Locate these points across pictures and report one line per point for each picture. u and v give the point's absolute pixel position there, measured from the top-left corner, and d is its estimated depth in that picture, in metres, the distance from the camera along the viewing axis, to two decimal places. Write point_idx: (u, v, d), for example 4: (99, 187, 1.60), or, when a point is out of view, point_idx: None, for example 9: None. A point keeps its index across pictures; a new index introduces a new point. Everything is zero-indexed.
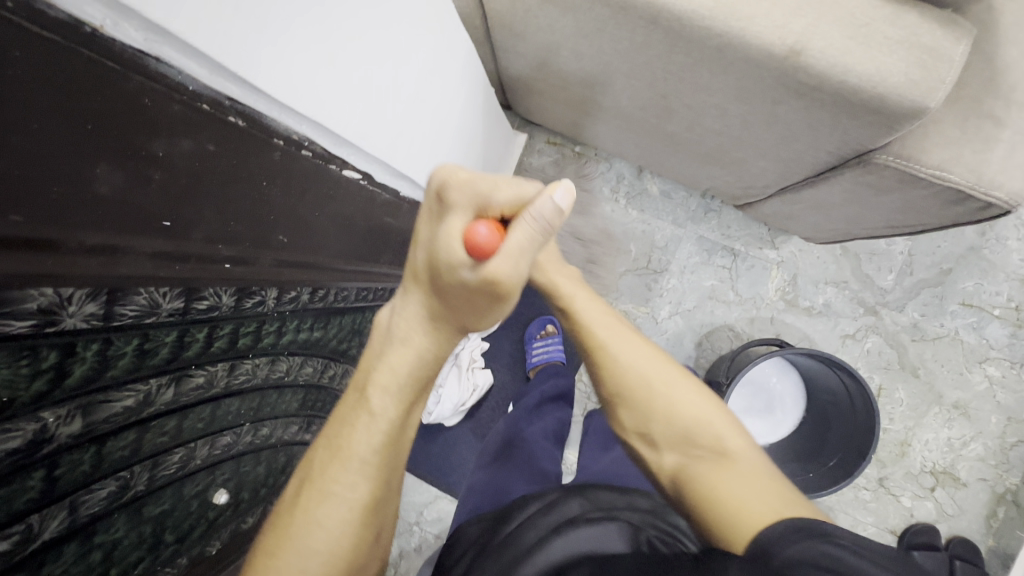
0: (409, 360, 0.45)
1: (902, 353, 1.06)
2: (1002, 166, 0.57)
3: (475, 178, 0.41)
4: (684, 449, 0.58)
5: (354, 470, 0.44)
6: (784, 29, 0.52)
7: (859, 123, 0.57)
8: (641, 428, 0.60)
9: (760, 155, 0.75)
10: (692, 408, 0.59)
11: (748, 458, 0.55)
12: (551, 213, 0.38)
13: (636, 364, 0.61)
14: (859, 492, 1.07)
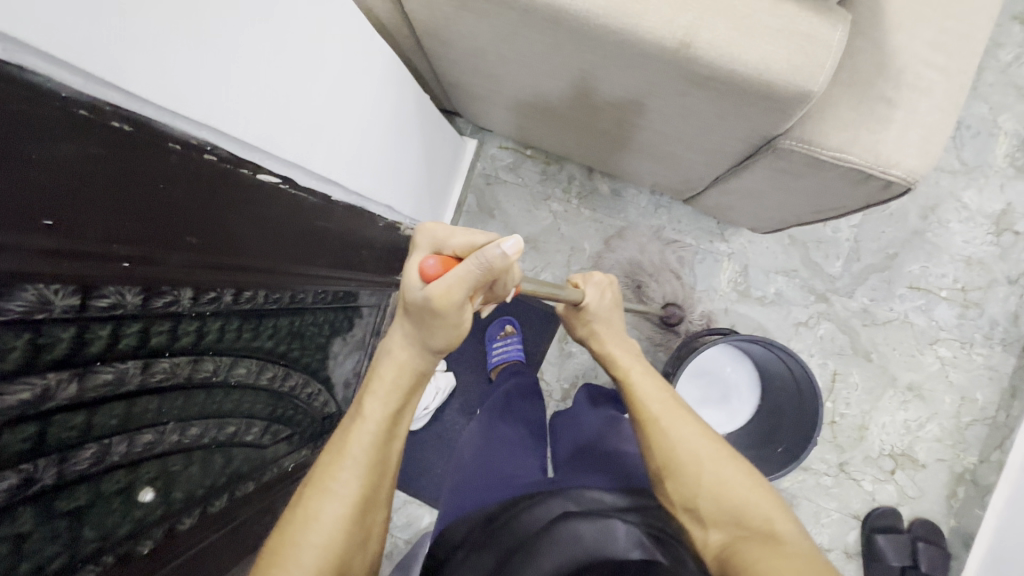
0: (393, 370, 0.52)
1: (854, 338, 1.07)
2: (895, 146, 0.60)
3: (438, 226, 0.49)
4: (729, 525, 0.53)
5: (348, 468, 0.49)
6: (673, 23, 0.54)
7: (758, 110, 0.59)
8: (682, 500, 0.58)
9: (686, 148, 0.77)
10: (739, 487, 0.56)
11: (796, 540, 0.50)
12: (497, 260, 0.43)
13: (688, 442, 0.60)
14: (821, 478, 1.07)
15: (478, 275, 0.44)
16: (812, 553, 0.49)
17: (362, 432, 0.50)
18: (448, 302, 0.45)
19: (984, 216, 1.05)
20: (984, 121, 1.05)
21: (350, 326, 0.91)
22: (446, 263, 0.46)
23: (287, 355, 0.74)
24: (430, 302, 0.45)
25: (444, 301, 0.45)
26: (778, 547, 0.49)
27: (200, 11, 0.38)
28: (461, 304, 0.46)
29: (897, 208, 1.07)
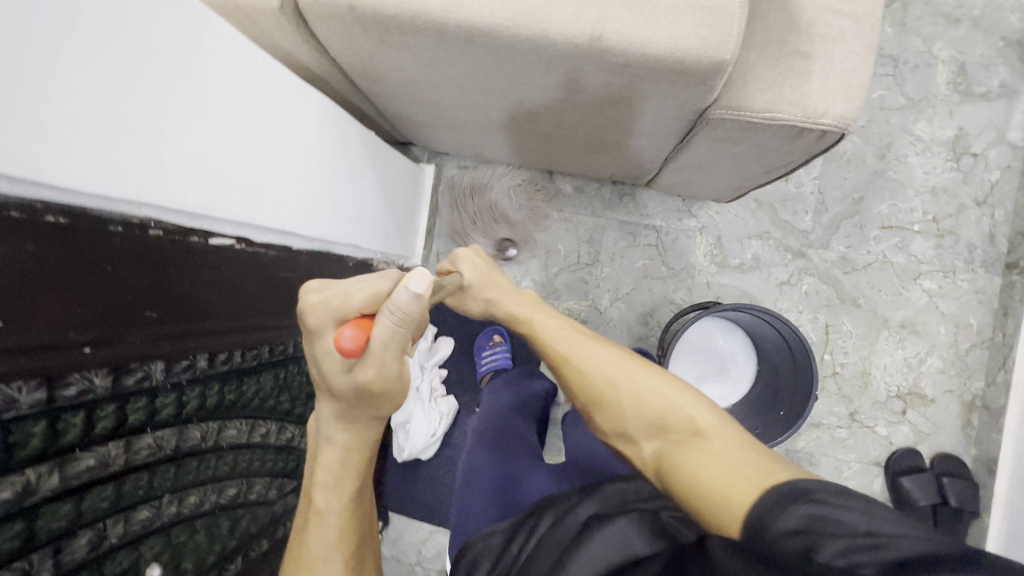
0: (342, 460, 0.51)
1: (839, 287, 1.08)
2: (822, 95, 0.61)
3: (326, 296, 0.45)
4: (660, 437, 0.53)
5: (323, 566, 0.52)
6: (580, 20, 0.56)
7: (680, 87, 0.61)
8: (613, 428, 0.58)
9: (629, 135, 0.78)
10: (658, 395, 0.55)
11: (723, 435, 0.50)
12: (406, 303, 0.42)
13: (602, 370, 0.59)
14: (835, 432, 1.06)
15: (399, 327, 0.43)
16: (741, 443, 0.49)
17: (331, 527, 0.52)
18: (382, 361, 0.45)
19: (939, 145, 1.06)
20: (919, 53, 1.07)
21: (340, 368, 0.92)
22: (366, 327, 0.43)
23: (277, 409, 0.74)
24: (363, 370, 0.44)
25: (381, 364, 0.45)
26: (706, 447, 0.49)
27: (112, 97, 0.40)
28: (393, 359, 0.45)
29: (854, 153, 1.08)
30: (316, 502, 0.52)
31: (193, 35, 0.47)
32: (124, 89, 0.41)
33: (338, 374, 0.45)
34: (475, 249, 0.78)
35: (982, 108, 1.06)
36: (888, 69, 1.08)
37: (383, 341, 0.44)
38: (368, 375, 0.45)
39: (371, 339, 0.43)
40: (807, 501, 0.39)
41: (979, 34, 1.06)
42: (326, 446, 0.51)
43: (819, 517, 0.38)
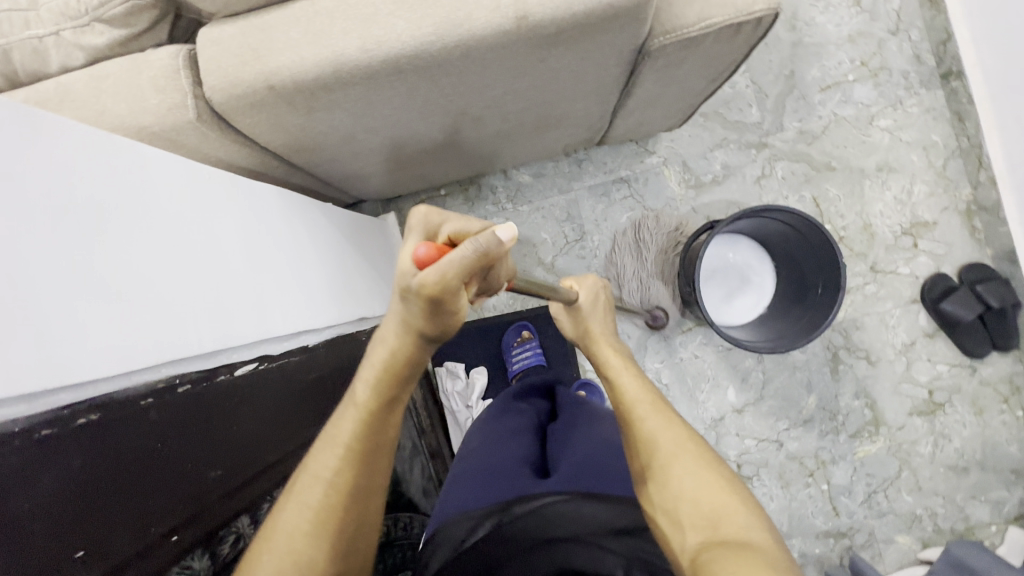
0: (386, 358, 0.46)
1: (809, 159, 1.10)
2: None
3: (430, 210, 0.44)
4: (705, 529, 0.48)
5: (338, 457, 0.46)
6: (499, 7, 0.55)
7: (617, 33, 0.60)
8: (652, 487, 0.54)
9: (574, 100, 0.78)
10: (720, 497, 0.51)
11: (771, 559, 0.43)
12: (497, 239, 0.37)
13: (665, 440, 0.56)
14: (864, 289, 1.10)
15: (472, 258, 0.37)
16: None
17: (353, 423, 0.47)
18: (439, 292, 0.38)
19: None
20: None
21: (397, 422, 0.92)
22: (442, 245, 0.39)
23: None
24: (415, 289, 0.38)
25: (438, 289, 0.37)
26: (750, 559, 0.43)
27: (91, 267, 0.37)
28: (451, 295, 0.39)
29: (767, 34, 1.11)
30: (354, 389, 0.47)
31: (130, 174, 0.43)
32: (94, 254, 0.37)
33: (404, 273, 0.39)
34: (602, 282, 0.80)
35: None
36: None
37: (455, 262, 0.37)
38: (425, 289, 0.38)
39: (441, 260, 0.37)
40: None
41: None
42: (378, 342, 0.46)
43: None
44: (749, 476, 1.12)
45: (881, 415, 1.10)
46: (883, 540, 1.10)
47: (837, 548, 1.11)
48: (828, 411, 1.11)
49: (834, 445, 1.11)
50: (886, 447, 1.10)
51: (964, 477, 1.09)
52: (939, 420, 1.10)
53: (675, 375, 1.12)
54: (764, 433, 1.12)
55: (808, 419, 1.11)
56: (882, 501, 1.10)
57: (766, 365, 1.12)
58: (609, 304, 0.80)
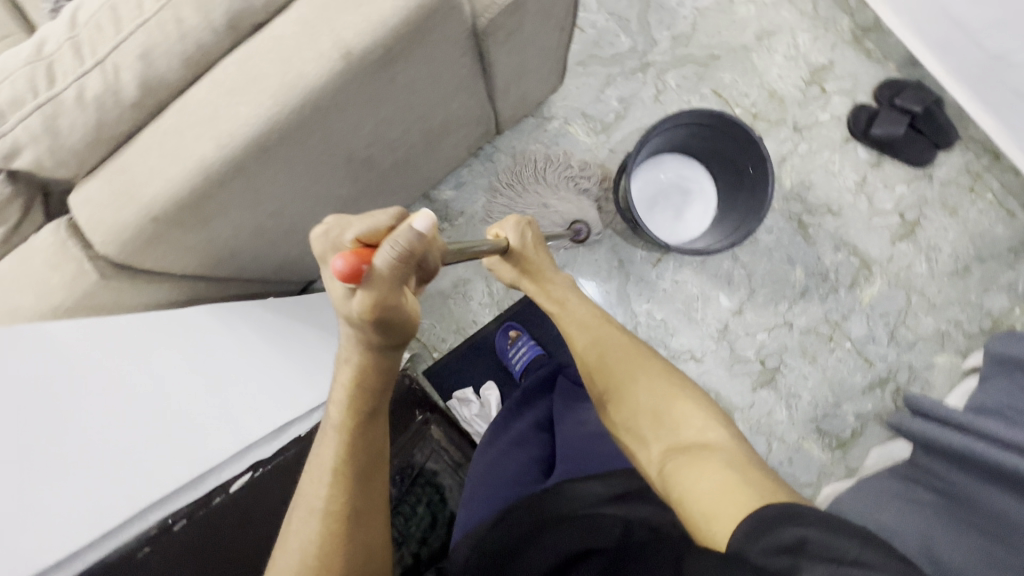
0: (350, 376, 0.46)
1: (694, 59, 1.12)
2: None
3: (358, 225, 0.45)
4: (671, 441, 0.60)
5: (325, 483, 0.48)
6: (322, 54, 0.56)
7: (443, 28, 0.61)
8: (627, 415, 0.65)
9: (445, 103, 0.79)
10: (683, 408, 0.63)
11: (726, 452, 0.56)
12: (412, 237, 0.39)
13: (624, 366, 0.69)
14: (798, 151, 1.11)
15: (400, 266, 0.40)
16: (747, 464, 0.54)
17: (334, 449, 0.48)
18: (385, 305, 0.41)
19: None
20: None
21: (422, 458, 0.92)
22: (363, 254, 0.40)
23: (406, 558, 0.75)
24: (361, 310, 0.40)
25: (374, 304, 0.40)
26: (711, 459, 0.54)
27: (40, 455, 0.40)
28: (397, 301, 0.41)
29: None
30: (331, 415, 0.48)
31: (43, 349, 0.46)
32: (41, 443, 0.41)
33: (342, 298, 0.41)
34: (526, 219, 0.79)
35: None
36: None
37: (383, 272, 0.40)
38: (363, 309, 0.40)
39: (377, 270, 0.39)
40: (804, 519, 0.43)
41: None
42: (341, 363, 0.46)
43: (812, 539, 0.41)
44: (776, 367, 1.12)
45: (868, 256, 1.11)
46: (924, 368, 1.10)
47: (886, 395, 1.11)
48: (820, 275, 1.12)
49: (839, 303, 1.12)
50: (886, 283, 1.11)
51: (969, 277, 1.10)
52: (922, 237, 1.11)
53: (666, 307, 1.13)
54: (770, 321, 1.12)
55: (804, 291, 1.12)
56: (906, 333, 1.11)
57: (743, 260, 1.12)
58: (541, 238, 0.81)
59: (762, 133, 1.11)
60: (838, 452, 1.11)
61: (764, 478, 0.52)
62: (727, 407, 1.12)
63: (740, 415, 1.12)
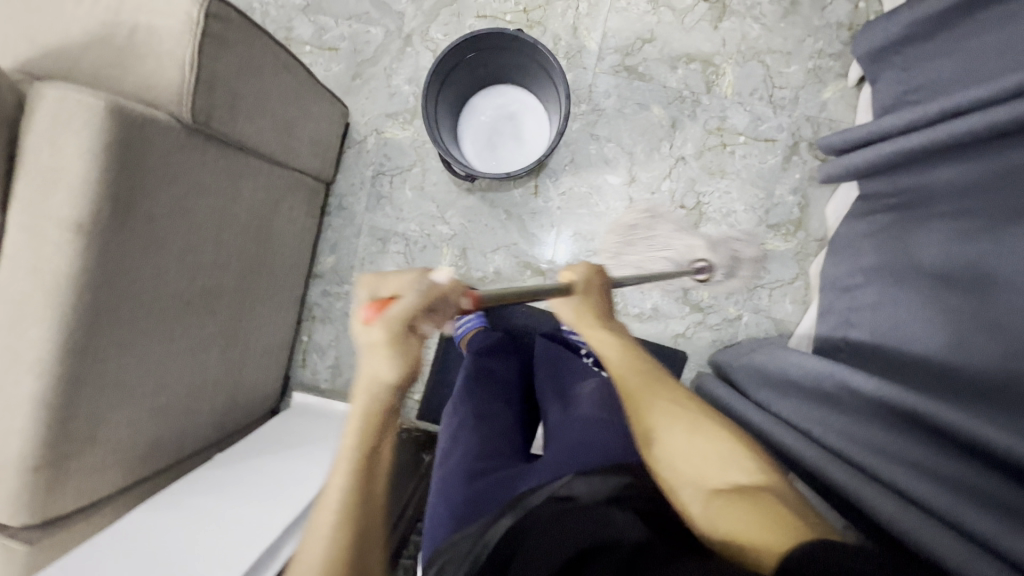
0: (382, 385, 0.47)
1: (442, 3, 1.11)
2: (158, 10, 0.63)
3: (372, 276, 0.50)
4: (716, 481, 0.51)
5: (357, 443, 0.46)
6: (60, 238, 0.58)
7: (151, 143, 0.62)
8: (667, 459, 0.56)
9: (235, 197, 0.79)
10: (723, 446, 0.54)
11: (781, 495, 0.48)
12: (434, 286, 0.47)
13: (672, 408, 0.59)
14: (582, 12, 1.09)
15: (420, 306, 0.46)
16: (802, 509, 0.47)
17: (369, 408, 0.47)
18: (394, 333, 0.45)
19: None
20: None
21: None
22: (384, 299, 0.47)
23: None
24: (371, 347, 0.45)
25: (395, 326, 0.45)
26: (763, 498, 0.47)
27: None
28: (404, 334, 0.46)
29: None
30: (342, 438, 0.47)
31: None
32: None
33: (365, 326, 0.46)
34: (597, 268, 0.73)
35: None
36: None
37: (407, 305, 0.45)
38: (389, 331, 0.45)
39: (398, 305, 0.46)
40: (852, 557, 0.37)
41: None
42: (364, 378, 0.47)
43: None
44: (698, 202, 1.10)
45: (705, 54, 1.08)
46: (820, 111, 1.07)
47: (806, 156, 1.08)
48: (678, 100, 1.09)
49: (709, 110, 1.09)
50: (736, 65, 1.08)
51: (801, 8, 1.07)
52: (737, 5, 1.08)
53: (571, 220, 1.11)
54: (665, 167, 1.10)
55: (674, 122, 1.09)
56: (783, 93, 1.08)
57: (606, 134, 1.10)
58: (604, 279, 0.73)
59: (542, 20, 1.09)
60: (801, 233, 1.08)
61: (819, 523, 0.46)
62: None
63: None
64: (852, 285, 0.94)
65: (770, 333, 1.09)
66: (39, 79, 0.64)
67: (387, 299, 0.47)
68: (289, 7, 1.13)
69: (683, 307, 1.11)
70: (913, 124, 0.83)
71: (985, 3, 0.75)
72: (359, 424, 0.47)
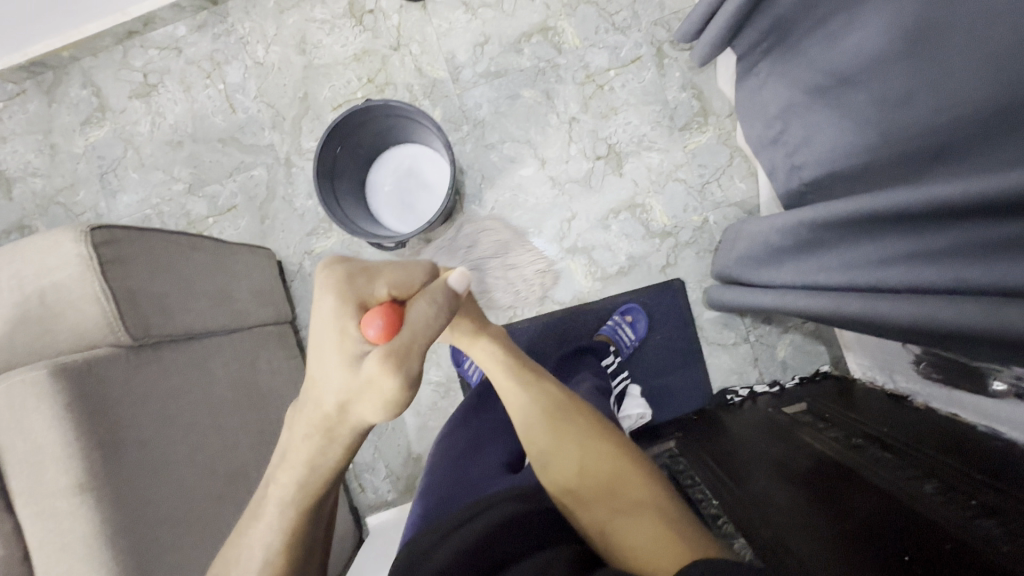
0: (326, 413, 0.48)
1: (298, 117, 1.16)
2: (53, 266, 0.66)
3: (375, 269, 0.50)
4: (609, 497, 0.57)
5: (304, 439, 0.50)
6: (74, 504, 0.60)
7: (107, 378, 0.64)
8: (570, 477, 0.60)
9: (211, 380, 0.81)
10: (606, 462, 0.60)
11: (662, 506, 0.54)
12: (445, 303, 0.52)
13: (560, 425, 0.64)
14: (418, 54, 1.14)
15: (427, 326, 0.49)
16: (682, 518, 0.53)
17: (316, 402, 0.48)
18: (403, 353, 0.46)
19: (148, 106, 1.18)
20: (86, 165, 1.19)
21: None
22: (387, 318, 0.47)
23: None
24: (381, 368, 0.45)
25: (407, 350, 0.46)
26: (647, 511, 0.54)
27: None
28: (413, 361, 0.46)
29: (185, 166, 1.18)
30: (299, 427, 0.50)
31: None
32: None
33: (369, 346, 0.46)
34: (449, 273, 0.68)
35: (105, 92, 1.19)
36: (107, 179, 1.19)
37: (419, 322, 0.48)
38: (409, 352, 0.46)
39: (414, 321, 0.48)
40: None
41: (48, 128, 1.20)
42: (359, 398, 0.46)
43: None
44: (609, 147, 1.12)
45: (538, 25, 1.12)
46: (662, 11, 1.10)
47: (674, 54, 1.10)
48: (539, 74, 1.12)
49: (571, 67, 1.12)
50: (569, 17, 1.12)
51: None
52: None
53: (513, 227, 1.13)
54: (564, 136, 1.12)
55: (548, 94, 1.12)
56: (622, 15, 1.11)
57: (498, 139, 1.13)
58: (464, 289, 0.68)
59: (388, 79, 1.14)
60: (712, 118, 1.10)
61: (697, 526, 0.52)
62: (629, 206, 1.11)
63: (641, 197, 1.11)
64: (778, 134, 0.94)
65: (740, 217, 1.09)
66: None
67: (394, 313, 0.47)
68: (175, 197, 1.18)
69: (653, 242, 1.11)
70: None
71: None
72: (309, 412, 0.49)
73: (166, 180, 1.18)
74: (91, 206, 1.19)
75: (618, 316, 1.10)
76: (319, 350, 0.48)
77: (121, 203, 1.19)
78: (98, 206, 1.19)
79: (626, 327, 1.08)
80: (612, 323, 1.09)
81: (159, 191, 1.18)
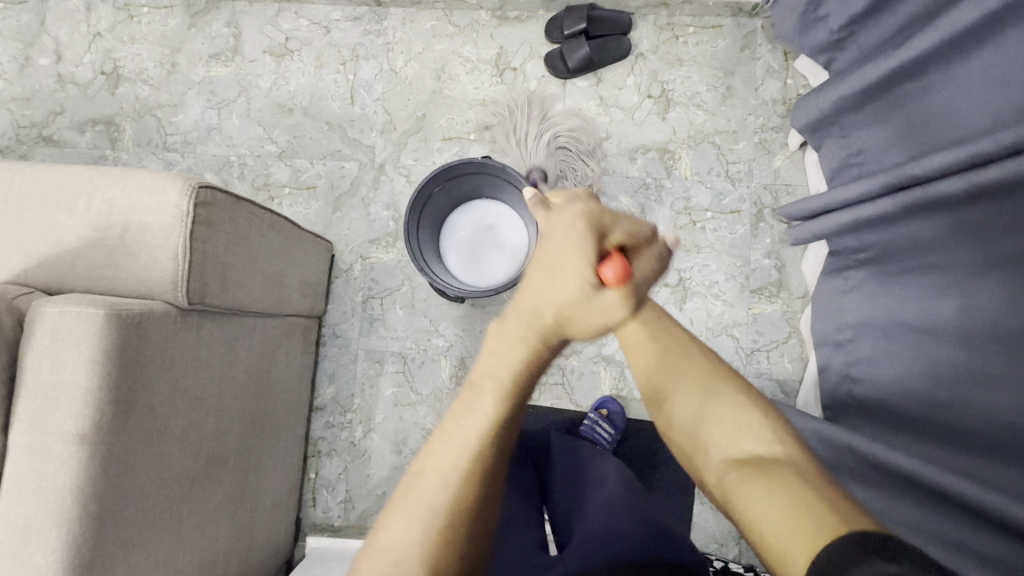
0: (529, 346, 0.52)
1: (409, 132, 1.18)
2: (149, 208, 0.67)
3: (625, 222, 0.55)
4: (732, 454, 0.55)
5: (499, 366, 0.52)
6: (68, 451, 0.57)
7: (147, 335, 0.63)
8: (689, 434, 0.60)
9: (233, 359, 0.79)
10: (733, 421, 0.57)
11: (797, 466, 0.50)
12: (661, 259, 0.58)
13: (683, 379, 0.63)
14: None
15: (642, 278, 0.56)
16: (812, 477, 0.48)
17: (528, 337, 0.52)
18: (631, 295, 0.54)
19: (277, 67, 1.22)
20: (196, 93, 1.22)
21: None
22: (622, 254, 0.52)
23: None
24: (612, 298, 0.52)
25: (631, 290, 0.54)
26: (775, 473, 0.49)
27: None
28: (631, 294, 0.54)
29: (286, 133, 1.20)
30: (500, 363, 0.52)
31: None
32: None
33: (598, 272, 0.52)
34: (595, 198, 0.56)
35: (244, 37, 1.22)
36: (210, 114, 1.21)
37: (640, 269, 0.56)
38: (629, 293, 0.54)
39: (638, 273, 0.55)
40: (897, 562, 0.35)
41: (177, 47, 1.23)
42: (571, 312, 0.52)
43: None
44: (680, 279, 1.13)
45: (658, 143, 1.16)
46: (775, 178, 1.14)
47: (772, 221, 1.13)
48: (642, 187, 1.15)
49: (674, 193, 1.15)
50: (690, 148, 1.15)
51: (737, 91, 1.16)
52: (678, 97, 1.16)
53: None
54: None
55: (643, 208, 1.15)
56: (739, 167, 1.15)
57: None
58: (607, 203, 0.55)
59: None
60: (784, 292, 1.12)
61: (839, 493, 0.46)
62: None
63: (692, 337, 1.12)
64: (844, 340, 0.95)
65: (775, 394, 1.10)
66: (39, 294, 0.67)
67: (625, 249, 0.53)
68: (265, 156, 1.19)
69: None
70: (854, 195, 0.88)
71: (900, 82, 0.82)
72: (517, 348, 0.52)
73: (262, 138, 1.20)
74: (184, 131, 1.21)
75: (593, 412, 1.09)
76: (564, 262, 0.52)
77: (211, 140, 1.20)
78: (190, 134, 1.21)
79: (605, 422, 1.08)
80: (590, 421, 1.08)
81: (252, 143, 1.20)
